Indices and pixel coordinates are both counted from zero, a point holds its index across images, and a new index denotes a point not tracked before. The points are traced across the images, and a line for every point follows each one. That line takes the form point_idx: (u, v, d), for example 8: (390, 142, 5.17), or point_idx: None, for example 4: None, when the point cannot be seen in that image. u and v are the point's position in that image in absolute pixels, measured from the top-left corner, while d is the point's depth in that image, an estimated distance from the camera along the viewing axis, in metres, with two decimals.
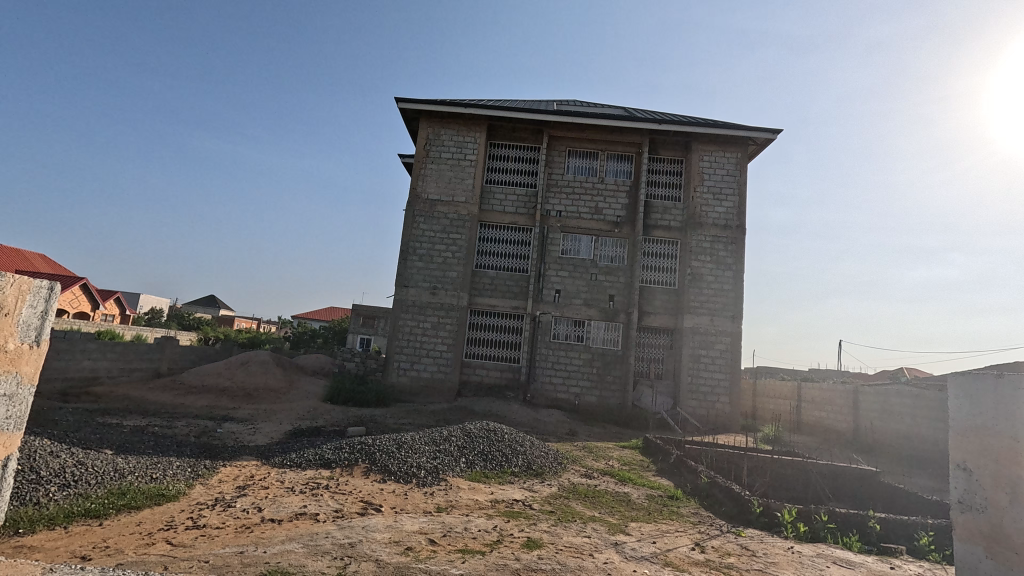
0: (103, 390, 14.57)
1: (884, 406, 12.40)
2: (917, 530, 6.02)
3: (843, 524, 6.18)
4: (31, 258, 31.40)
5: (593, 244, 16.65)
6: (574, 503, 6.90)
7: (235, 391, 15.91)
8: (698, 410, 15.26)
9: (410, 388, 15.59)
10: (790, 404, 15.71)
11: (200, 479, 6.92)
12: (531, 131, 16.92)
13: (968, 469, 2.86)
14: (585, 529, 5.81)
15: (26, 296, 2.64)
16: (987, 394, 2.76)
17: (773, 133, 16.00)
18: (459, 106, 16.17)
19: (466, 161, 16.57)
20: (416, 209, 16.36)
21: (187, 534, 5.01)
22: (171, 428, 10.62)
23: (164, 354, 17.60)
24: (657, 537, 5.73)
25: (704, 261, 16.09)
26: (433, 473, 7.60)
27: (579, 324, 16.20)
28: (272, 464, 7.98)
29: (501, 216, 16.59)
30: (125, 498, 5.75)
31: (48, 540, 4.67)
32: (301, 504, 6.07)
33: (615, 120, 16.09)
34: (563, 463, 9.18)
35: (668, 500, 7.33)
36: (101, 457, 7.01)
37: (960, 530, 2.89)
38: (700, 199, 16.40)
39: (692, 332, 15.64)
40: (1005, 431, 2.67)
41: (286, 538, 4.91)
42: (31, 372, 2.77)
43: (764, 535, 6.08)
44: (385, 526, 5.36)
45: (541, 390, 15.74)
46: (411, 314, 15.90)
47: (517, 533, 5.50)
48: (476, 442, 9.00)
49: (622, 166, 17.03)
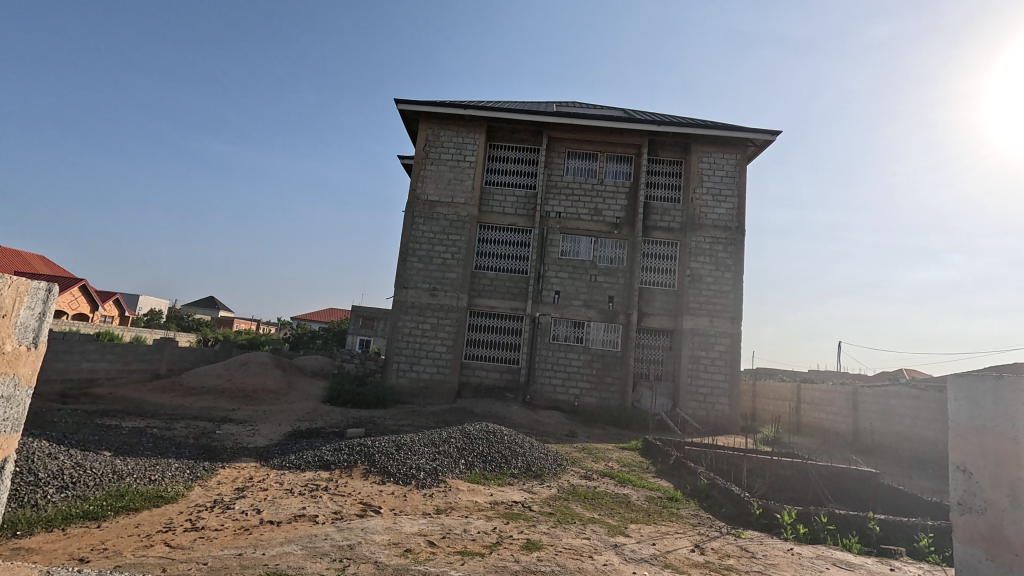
0: (102, 392, 14.56)
1: (884, 408, 12.39)
2: (917, 531, 6.01)
3: (843, 525, 6.17)
4: (32, 260, 31.41)
5: (592, 246, 16.65)
6: (574, 505, 6.89)
7: (234, 392, 15.90)
8: (698, 411, 15.26)
9: (409, 390, 15.58)
10: (789, 405, 15.70)
11: (199, 481, 6.90)
12: (531, 133, 16.93)
13: (967, 471, 2.86)
14: (584, 530, 5.80)
15: (24, 297, 2.63)
16: (987, 395, 2.76)
17: (773, 134, 16.02)
18: (459, 108, 16.18)
19: (466, 162, 16.57)
20: (416, 210, 16.36)
21: (186, 536, 4.99)
22: (170, 429, 10.60)
23: (163, 356, 17.58)
24: (657, 538, 5.73)
25: (703, 262, 16.10)
26: (433, 474, 7.59)
27: (579, 325, 16.20)
28: (271, 465, 7.96)
29: (500, 217, 16.60)
30: (124, 500, 5.74)
31: (45, 542, 4.66)
32: (300, 505, 6.06)
33: (614, 122, 16.09)
34: (563, 464, 9.18)
35: (668, 502, 7.33)
36: (99, 459, 7.00)
37: (960, 532, 2.89)
38: (699, 201, 16.41)
39: (691, 333, 15.64)
40: (1005, 432, 2.67)
41: (285, 540, 4.90)
42: (28, 374, 2.76)
43: (764, 536, 6.07)
44: (384, 528, 5.35)
45: (540, 391, 15.74)
46: (410, 315, 15.89)
47: (516, 535, 5.49)
48: (476, 443, 8.99)
49: (621, 167, 17.04)
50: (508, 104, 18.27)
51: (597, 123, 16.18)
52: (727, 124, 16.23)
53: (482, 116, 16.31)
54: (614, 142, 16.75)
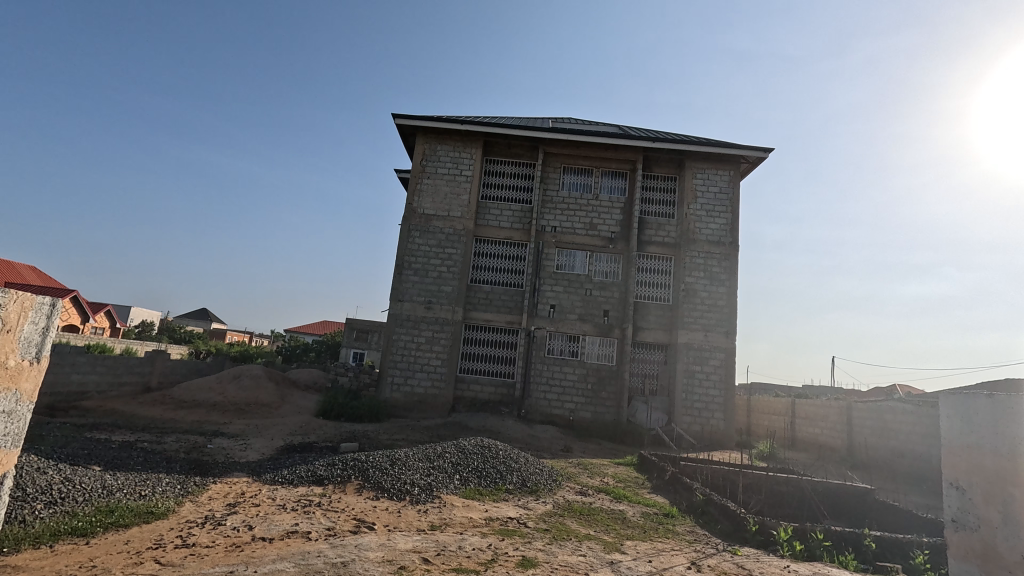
0: (91, 405, 14.39)
1: (879, 423, 12.44)
2: (913, 548, 6.04)
3: (838, 542, 6.16)
4: (26, 272, 31.26)
5: (588, 260, 16.72)
6: (570, 521, 6.86)
7: (226, 406, 15.74)
8: (693, 426, 15.24)
9: (403, 404, 15.48)
10: (783, 420, 15.71)
11: (190, 497, 6.83)
12: (527, 148, 17.09)
13: (960, 488, 2.90)
14: (580, 546, 5.78)
15: (29, 312, 2.64)
16: (980, 412, 2.81)
17: (765, 152, 16.28)
18: (455, 124, 16.37)
19: (462, 176, 16.71)
20: (411, 223, 16.43)
21: (177, 553, 4.92)
22: (160, 443, 10.46)
23: (155, 368, 17.42)
24: (653, 555, 5.70)
25: (697, 277, 16.22)
26: (427, 490, 7.52)
27: (574, 340, 16.22)
28: (263, 480, 7.89)
29: (497, 231, 16.65)
30: (114, 516, 5.67)
31: (33, 559, 4.58)
32: (293, 522, 6.00)
33: (610, 138, 16.30)
34: (558, 480, 9.13)
35: (664, 518, 7.31)
36: (89, 474, 6.92)
37: (955, 549, 2.90)
38: (693, 216, 16.59)
39: (687, 348, 15.68)
40: (998, 449, 2.70)
41: (278, 557, 4.84)
42: (30, 390, 2.76)
43: (760, 553, 6.04)
44: (378, 545, 5.30)
45: (535, 406, 15.69)
46: (405, 329, 15.88)
47: (511, 551, 5.45)
48: (471, 458, 8.94)
49: (616, 183, 17.23)
50: (504, 120, 18.44)
51: (594, 139, 16.37)
52: (720, 141, 16.47)
53: (478, 130, 16.49)
54: (609, 158, 16.90)
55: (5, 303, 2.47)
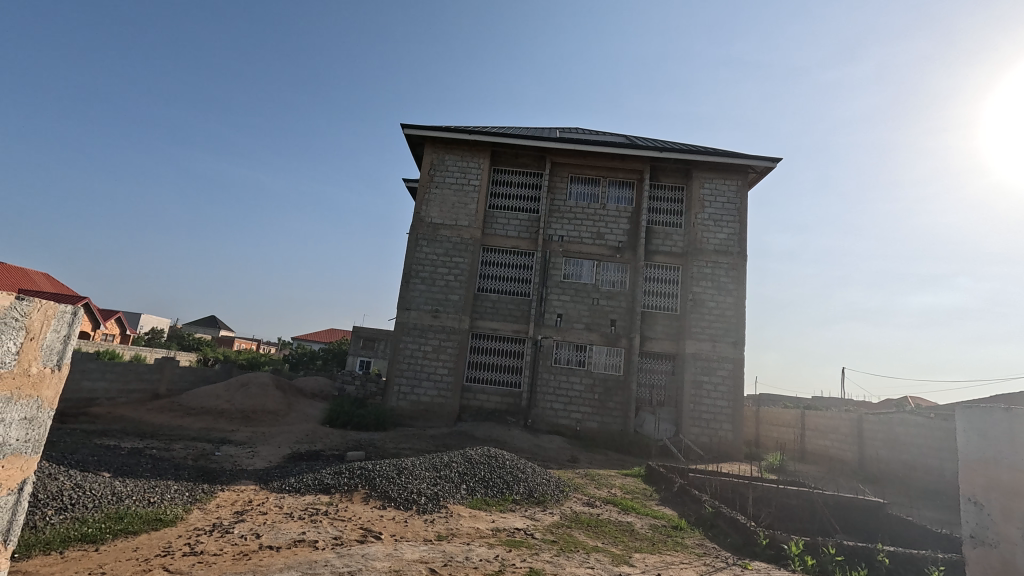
0: (101, 411, 14.49)
1: (890, 436, 12.29)
2: (928, 564, 5.89)
3: (851, 556, 6.07)
4: (37, 278, 31.61)
5: (594, 269, 16.73)
6: (577, 533, 6.80)
7: (233, 413, 15.79)
8: (701, 437, 15.14)
9: (409, 413, 15.46)
10: (793, 433, 15.57)
11: (198, 504, 6.84)
12: (534, 158, 17.18)
13: (977, 503, 2.85)
14: (588, 559, 5.73)
15: (51, 320, 2.68)
16: (997, 426, 2.78)
17: (773, 162, 16.26)
18: (463, 134, 16.51)
19: (469, 186, 16.80)
20: (418, 232, 16.50)
21: (185, 560, 4.94)
22: (169, 451, 10.50)
23: (163, 375, 17.53)
24: (662, 569, 5.64)
25: (705, 287, 16.16)
26: (434, 499, 7.51)
27: (581, 349, 16.18)
28: (271, 488, 7.89)
29: (503, 240, 16.72)
30: (122, 523, 5.69)
31: (43, 565, 4.61)
32: (300, 531, 5.99)
33: (616, 148, 16.36)
34: (565, 491, 9.07)
35: (673, 530, 7.24)
36: (99, 480, 6.96)
37: (973, 566, 2.83)
38: (700, 226, 16.58)
39: (694, 358, 15.59)
40: (1016, 463, 2.67)
41: (285, 566, 4.83)
42: (50, 397, 2.79)
43: (771, 568, 5.95)
44: (384, 554, 5.27)
45: (542, 416, 15.62)
46: (412, 337, 15.89)
47: (519, 563, 5.41)
48: (477, 468, 8.90)
49: (623, 192, 17.23)
50: (512, 129, 18.53)
51: (601, 149, 16.43)
52: (728, 151, 16.48)
53: (485, 140, 16.61)
54: (615, 167, 16.98)
55: (29, 309, 2.50)
